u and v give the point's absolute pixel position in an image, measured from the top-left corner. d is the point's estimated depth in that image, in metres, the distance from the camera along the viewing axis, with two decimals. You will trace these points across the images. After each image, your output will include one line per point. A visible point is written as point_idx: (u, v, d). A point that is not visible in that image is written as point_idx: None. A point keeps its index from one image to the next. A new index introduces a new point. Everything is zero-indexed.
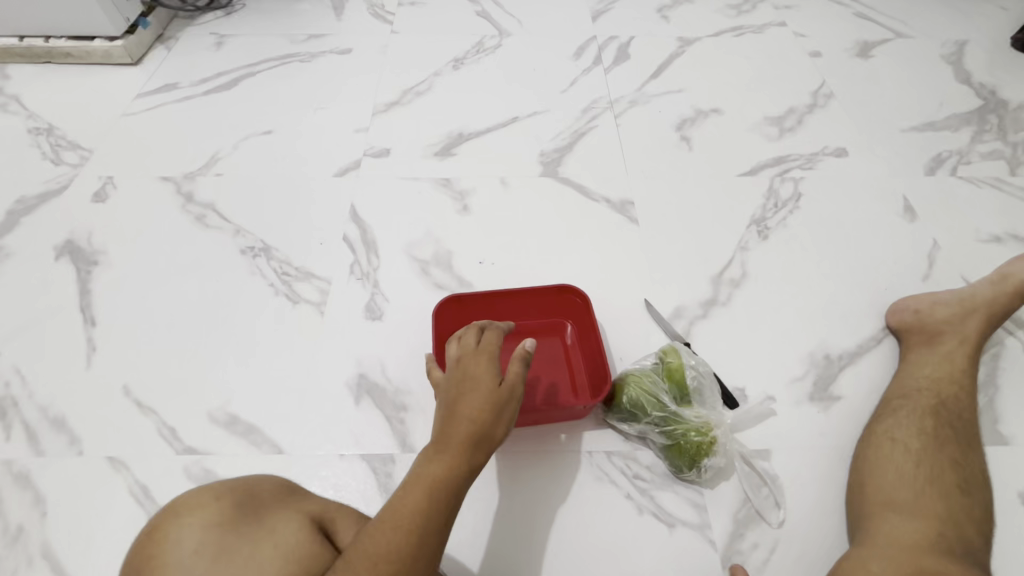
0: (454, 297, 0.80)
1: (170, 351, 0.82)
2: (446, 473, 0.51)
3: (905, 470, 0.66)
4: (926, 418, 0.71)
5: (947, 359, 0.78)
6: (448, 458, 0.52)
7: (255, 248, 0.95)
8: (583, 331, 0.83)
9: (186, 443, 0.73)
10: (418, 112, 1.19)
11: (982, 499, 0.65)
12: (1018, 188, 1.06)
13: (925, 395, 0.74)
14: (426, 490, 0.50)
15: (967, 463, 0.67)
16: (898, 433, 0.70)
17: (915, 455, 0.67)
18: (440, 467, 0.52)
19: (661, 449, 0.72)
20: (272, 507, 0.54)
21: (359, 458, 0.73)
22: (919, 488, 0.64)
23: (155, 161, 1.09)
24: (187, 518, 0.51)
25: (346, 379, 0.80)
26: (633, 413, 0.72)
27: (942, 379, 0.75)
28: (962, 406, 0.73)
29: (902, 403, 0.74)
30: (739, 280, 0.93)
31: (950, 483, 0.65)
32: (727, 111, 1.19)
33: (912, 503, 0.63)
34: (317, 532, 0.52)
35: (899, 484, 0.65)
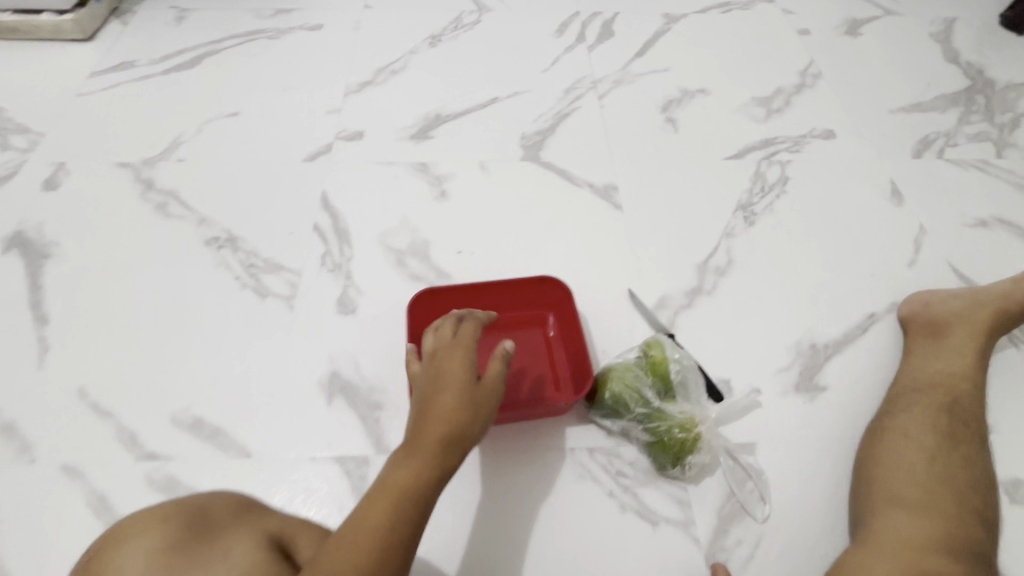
0: (430, 291, 0.77)
1: (130, 350, 0.78)
2: (416, 474, 0.50)
3: (915, 466, 0.66)
4: (940, 415, 0.70)
5: (947, 353, 0.77)
6: (420, 458, 0.51)
7: (221, 239, 0.90)
8: (565, 322, 0.80)
9: (147, 449, 0.69)
10: (392, 93, 1.13)
11: (990, 500, 0.65)
12: (1004, 170, 1.05)
13: (936, 392, 0.73)
14: (394, 495, 0.49)
15: (977, 462, 0.67)
16: (911, 428, 0.70)
17: (929, 452, 0.66)
18: (410, 468, 0.50)
19: (644, 445, 0.71)
20: (224, 526, 0.53)
21: (333, 460, 0.70)
22: (931, 487, 0.63)
23: (110, 145, 1.02)
24: (132, 542, 0.50)
25: (318, 377, 0.76)
26: (616, 409, 0.70)
27: (951, 374, 0.74)
28: (975, 404, 0.72)
29: (914, 399, 0.73)
30: (724, 268, 0.91)
31: (960, 484, 0.64)
32: (714, 92, 1.15)
33: (923, 501, 0.62)
34: (273, 551, 0.51)
35: (909, 481, 0.65)
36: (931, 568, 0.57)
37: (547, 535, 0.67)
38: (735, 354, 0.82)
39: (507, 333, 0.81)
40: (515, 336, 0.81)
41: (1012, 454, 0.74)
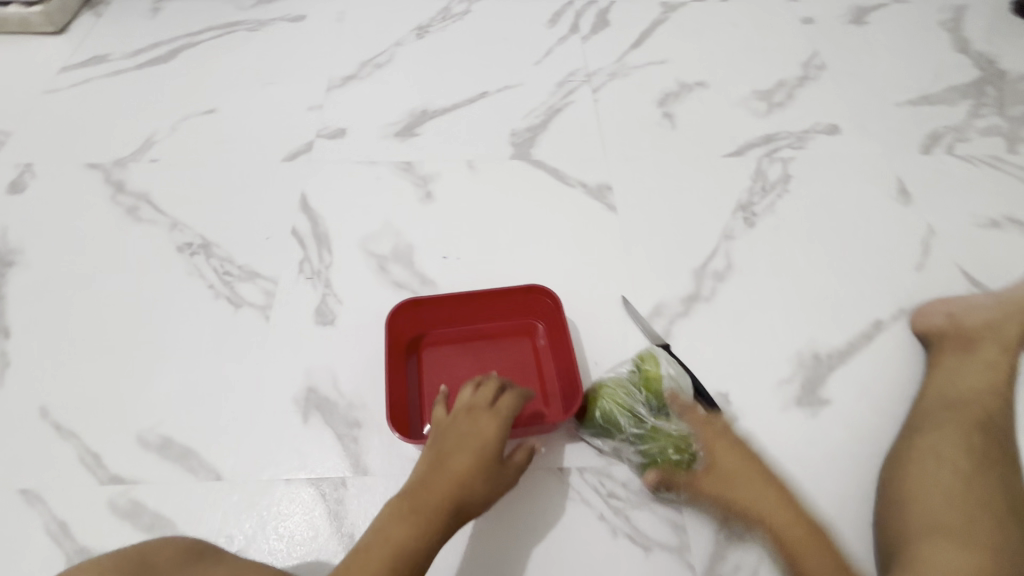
0: (412, 301, 0.73)
1: (96, 367, 0.74)
2: (413, 538, 0.54)
3: (952, 490, 0.62)
4: (972, 434, 0.67)
5: (972, 368, 0.74)
6: (421, 521, 0.56)
7: (194, 245, 0.86)
8: (555, 331, 0.76)
9: (111, 471, 0.66)
10: (376, 87, 1.08)
11: None
12: (1016, 166, 1.00)
13: (970, 410, 0.69)
14: (389, 551, 0.53)
15: (1015, 484, 0.64)
16: (942, 447, 0.66)
17: (962, 473, 0.63)
18: (409, 528, 0.55)
19: (635, 467, 0.68)
20: None
21: (308, 483, 0.66)
22: (969, 512, 0.61)
23: (79, 144, 0.97)
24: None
25: (294, 393, 0.72)
26: (607, 429, 0.67)
27: (978, 390, 0.71)
28: (1004, 421, 0.69)
29: (948, 417, 0.70)
30: (723, 272, 0.87)
31: (1000, 508, 0.61)
32: (713, 85, 1.10)
33: (962, 529, 0.59)
34: None
35: (948, 508, 0.61)
36: None
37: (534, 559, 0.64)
38: (734, 366, 0.78)
39: (494, 343, 0.77)
40: (502, 346, 0.77)
41: None
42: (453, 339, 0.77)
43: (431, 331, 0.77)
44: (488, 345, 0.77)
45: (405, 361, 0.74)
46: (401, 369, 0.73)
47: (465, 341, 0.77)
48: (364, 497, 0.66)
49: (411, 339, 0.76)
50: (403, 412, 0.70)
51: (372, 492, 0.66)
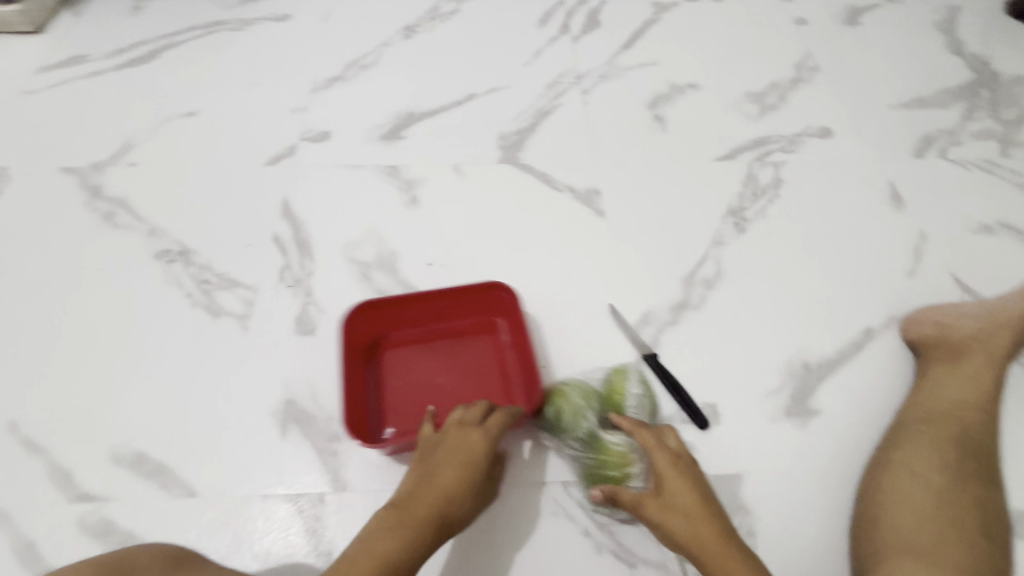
0: (368, 303, 0.71)
1: (70, 380, 0.72)
2: (397, 554, 0.54)
3: (924, 509, 0.62)
4: (949, 449, 0.67)
5: (957, 380, 0.73)
6: (406, 536, 0.55)
7: (172, 252, 0.84)
8: (515, 327, 0.74)
9: (83, 488, 0.65)
10: (362, 89, 1.05)
11: (1003, 542, 0.62)
12: (1009, 171, 0.99)
13: (950, 423, 0.69)
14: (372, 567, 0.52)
15: (989, 502, 0.64)
16: (917, 464, 0.66)
17: (936, 492, 0.63)
18: (394, 543, 0.54)
19: (574, 471, 0.67)
20: None
21: (285, 498, 0.65)
22: (941, 532, 0.60)
23: (55, 147, 0.95)
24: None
25: (272, 406, 0.71)
26: (555, 427, 0.68)
27: (961, 403, 0.71)
28: (984, 435, 0.69)
29: (923, 429, 0.69)
30: (712, 280, 0.85)
31: (971, 527, 0.61)
32: (705, 88, 1.08)
33: (933, 550, 0.59)
34: None
35: (921, 528, 0.61)
36: None
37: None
38: (723, 376, 0.77)
39: (456, 342, 0.75)
40: (464, 346, 0.75)
41: (1018, 483, 0.69)
42: (414, 340, 0.75)
43: (390, 333, 0.75)
44: (450, 345, 0.75)
45: (364, 366, 0.73)
46: (359, 374, 0.72)
47: (425, 342, 0.75)
48: (342, 513, 0.64)
49: (370, 342, 0.74)
50: (363, 419, 0.69)
51: (351, 508, 0.64)
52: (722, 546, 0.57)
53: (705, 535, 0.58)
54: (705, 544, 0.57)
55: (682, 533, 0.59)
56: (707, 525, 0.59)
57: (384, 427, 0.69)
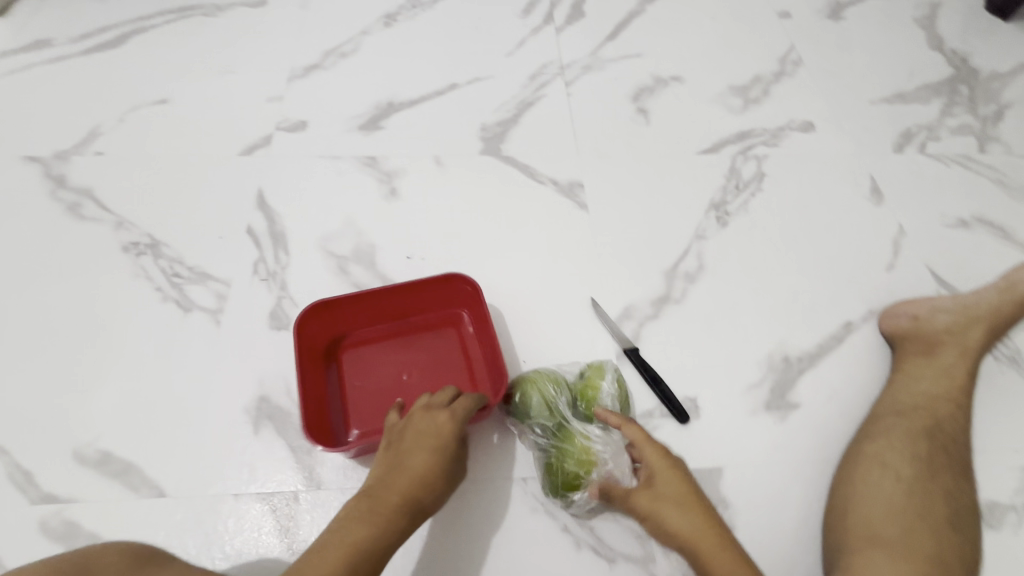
0: (320, 304, 0.69)
1: (32, 378, 0.70)
2: (368, 540, 0.52)
3: (894, 502, 0.63)
4: (919, 441, 0.67)
5: (931, 373, 0.73)
6: (377, 523, 0.53)
7: (141, 245, 0.81)
8: (479, 318, 0.73)
9: (44, 489, 0.62)
10: (341, 78, 1.03)
11: (971, 532, 0.62)
12: (986, 166, 1.00)
13: (918, 415, 0.69)
14: (344, 554, 0.50)
15: (958, 493, 0.64)
16: (888, 456, 0.66)
17: (906, 484, 0.63)
18: (366, 530, 0.52)
19: (537, 459, 0.66)
20: None
21: (257, 498, 0.63)
22: (908, 524, 0.61)
23: (17, 135, 0.91)
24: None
25: (244, 402, 0.69)
26: (520, 414, 0.66)
27: (934, 396, 0.71)
28: (956, 427, 0.69)
29: (895, 423, 0.69)
30: (694, 273, 0.85)
31: (939, 519, 0.62)
32: (688, 80, 1.08)
33: (900, 542, 0.60)
34: None
35: (889, 521, 0.61)
36: None
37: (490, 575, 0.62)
38: (704, 370, 0.77)
39: (420, 338, 0.74)
40: (427, 341, 0.74)
41: (989, 474, 0.70)
42: (376, 338, 0.74)
43: (351, 333, 0.73)
44: (414, 342, 0.74)
45: (323, 369, 0.71)
46: (319, 377, 0.70)
47: (389, 342, 0.74)
48: (316, 512, 0.63)
49: (331, 342, 0.72)
50: (325, 424, 0.67)
51: (324, 506, 0.63)
52: (727, 547, 0.56)
53: (708, 534, 0.58)
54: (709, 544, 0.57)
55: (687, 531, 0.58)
56: (709, 524, 0.59)
57: (349, 430, 0.68)
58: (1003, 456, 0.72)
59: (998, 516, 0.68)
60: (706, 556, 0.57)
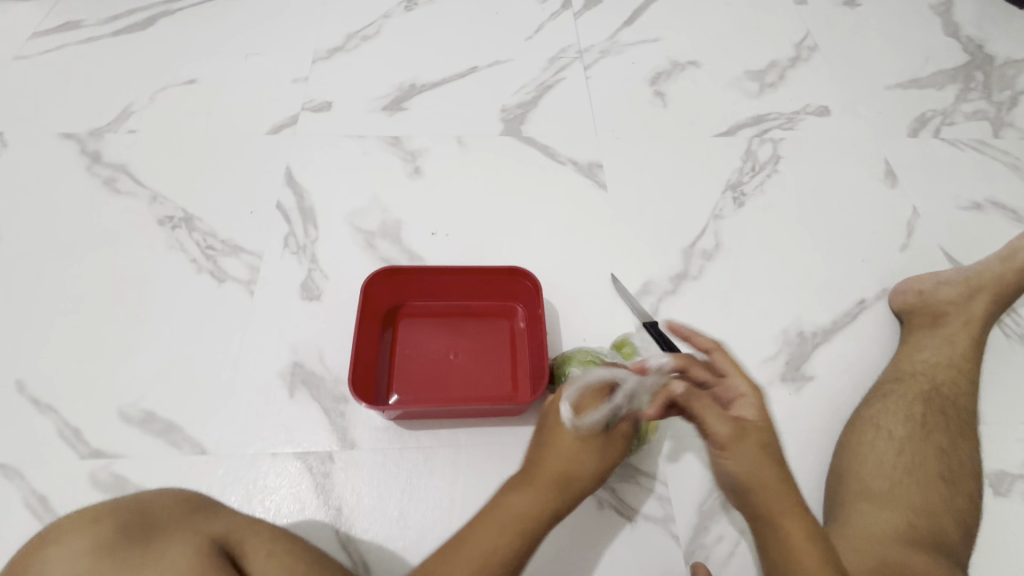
0: (391, 269, 0.73)
1: (75, 343, 0.73)
2: (538, 517, 0.51)
3: (887, 459, 0.65)
4: (916, 404, 0.69)
5: (938, 343, 0.75)
6: (547, 503, 0.52)
7: (175, 218, 0.84)
8: (533, 316, 0.75)
9: (91, 446, 0.66)
10: (363, 60, 1.05)
11: (968, 489, 0.64)
12: (1000, 151, 1.01)
13: (920, 380, 0.72)
14: (515, 529, 0.49)
15: (953, 451, 0.66)
16: (882, 419, 0.69)
17: (898, 443, 0.66)
18: (537, 508, 0.51)
19: None
20: (169, 526, 0.47)
21: (294, 456, 0.66)
22: (896, 478, 0.63)
23: (53, 113, 0.94)
24: (59, 545, 0.45)
25: (279, 368, 0.72)
26: None
27: (937, 364, 0.73)
28: (959, 393, 0.71)
29: (895, 389, 0.72)
30: (711, 251, 0.87)
31: (930, 472, 0.63)
32: (705, 65, 1.09)
33: (888, 494, 0.62)
34: (216, 556, 0.45)
35: (879, 476, 0.64)
36: (891, 559, 0.56)
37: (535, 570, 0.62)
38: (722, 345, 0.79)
39: (473, 322, 0.77)
40: (480, 327, 0.76)
41: (998, 445, 0.72)
42: (432, 313, 0.77)
43: (408, 303, 0.76)
44: (466, 323, 0.76)
45: (379, 332, 0.74)
46: (374, 339, 0.73)
47: (444, 317, 0.77)
48: (350, 470, 0.66)
49: (388, 308, 0.76)
50: (370, 382, 0.70)
51: (358, 466, 0.66)
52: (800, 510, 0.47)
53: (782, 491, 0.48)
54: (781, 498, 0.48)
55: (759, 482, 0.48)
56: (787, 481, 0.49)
57: (390, 393, 0.70)
58: (1009, 427, 0.74)
59: (1007, 485, 0.70)
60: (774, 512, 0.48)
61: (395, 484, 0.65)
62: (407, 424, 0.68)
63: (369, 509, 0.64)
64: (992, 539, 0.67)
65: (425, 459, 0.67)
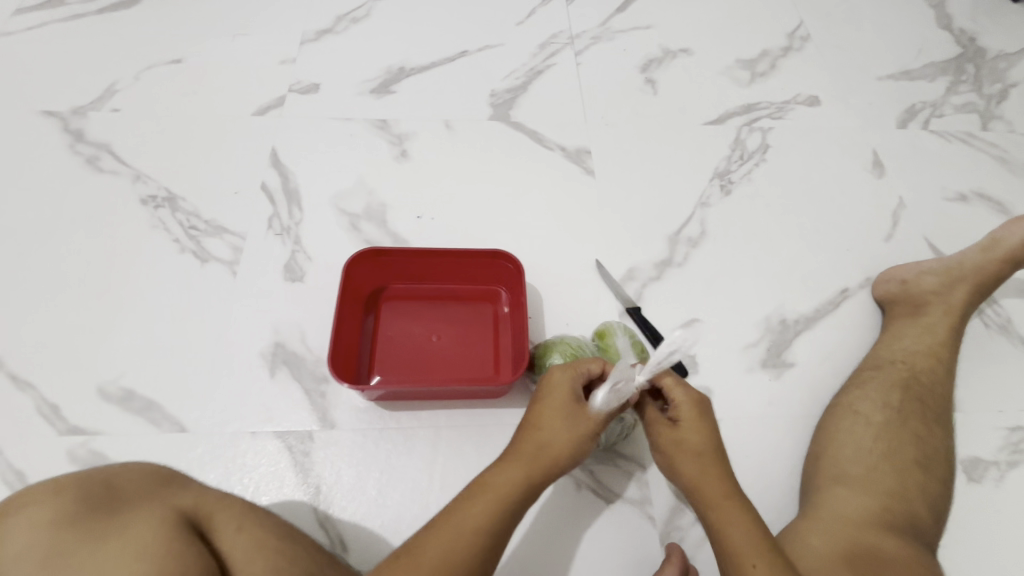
0: (372, 251, 0.72)
1: (54, 320, 0.73)
2: (515, 491, 0.49)
3: (864, 445, 0.65)
4: (895, 391, 0.70)
5: (917, 331, 0.76)
6: (525, 478, 0.50)
7: (158, 198, 0.83)
8: (516, 300, 0.75)
9: (70, 423, 0.66)
10: (352, 42, 1.03)
11: (942, 475, 0.64)
12: (988, 144, 1.02)
13: (898, 367, 0.72)
14: (491, 501, 0.48)
15: (929, 438, 0.66)
16: (861, 406, 0.69)
17: (875, 429, 0.66)
18: (515, 482, 0.50)
19: None
20: (135, 498, 0.47)
21: (274, 435, 0.66)
22: (872, 463, 0.64)
23: (35, 90, 0.93)
24: (19, 515, 0.45)
25: (261, 348, 0.72)
26: None
27: (916, 352, 0.74)
28: (936, 380, 0.71)
29: (874, 376, 0.73)
30: (697, 238, 0.87)
31: (907, 459, 0.64)
32: (697, 53, 1.08)
33: (863, 479, 0.63)
34: (182, 526, 0.45)
35: (856, 462, 0.64)
36: (863, 543, 0.57)
37: (519, 554, 0.62)
38: (705, 331, 0.79)
39: (457, 306, 0.77)
40: (463, 311, 0.76)
41: (974, 432, 0.73)
42: (415, 297, 0.77)
43: (392, 285, 0.76)
44: (450, 307, 0.76)
45: (362, 314, 0.74)
46: (356, 321, 0.73)
47: (428, 301, 0.77)
48: (330, 450, 0.66)
49: (371, 290, 0.76)
50: (351, 363, 0.70)
51: (338, 445, 0.66)
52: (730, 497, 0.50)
53: (712, 480, 0.52)
54: (708, 490, 0.51)
55: (691, 476, 0.53)
56: (718, 471, 0.52)
57: (371, 375, 0.70)
58: (985, 415, 0.75)
59: (980, 471, 0.71)
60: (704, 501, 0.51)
61: (374, 462, 0.65)
62: (388, 405, 0.69)
63: (348, 487, 0.64)
64: (964, 524, 0.67)
65: (404, 440, 0.67)
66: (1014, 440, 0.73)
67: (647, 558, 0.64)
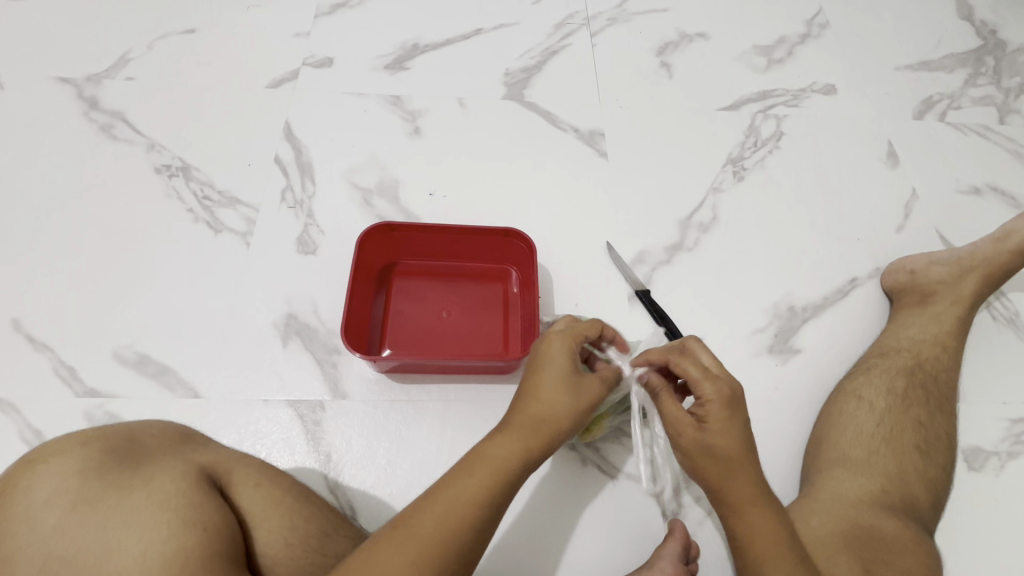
0: (385, 226, 0.73)
1: (68, 287, 0.73)
2: (514, 465, 0.46)
3: (865, 430, 0.66)
4: (898, 378, 0.70)
5: (924, 321, 0.76)
6: (524, 453, 0.47)
7: (172, 167, 0.83)
8: (527, 280, 0.76)
9: (86, 385, 0.67)
10: (367, 17, 1.02)
11: (942, 459, 0.65)
12: (1004, 137, 1.01)
13: (904, 355, 0.73)
14: (488, 476, 0.45)
15: (931, 424, 0.67)
16: (865, 392, 0.70)
17: (878, 415, 0.67)
18: (513, 455, 0.46)
19: None
20: (159, 452, 0.49)
21: (286, 404, 0.67)
22: (874, 447, 0.64)
23: (49, 55, 0.93)
24: (45, 463, 0.46)
25: (273, 319, 0.72)
26: None
27: (921, 340, 0.74)
28: (940, 368, 0.72)
29: (879, 362, 0.73)
30: (708, 224, 0.87)
31: (907, 443, 0.65)
32: (714, 37, 1.07)
33: (864, 462, 0.64)
34: (204, 480, 0.47)
35: (856, 445, 0.65)
36: (861, 523, 0.58)
37: (524, 525, 0.64)
38: (713, 316, 0.80)
39: (467, 284, 0.77)
40: (473, 289, 0.77)
41: (976, 422, 0.74)
42: (426, 273, 0.77)
43: (403, 261, 0.77)
44: (461, 284, 0.77)
45: (374, 289, 0.75)
46: (369, 295, 0.74)
47: (439, 277, 0.77)
48: (341, 420, 0.67)
49: (383, 265, 0.76)
50: (363, 335, 0.71)
51: (349, 415, 0.67)
52: (759, 503, 0.49)
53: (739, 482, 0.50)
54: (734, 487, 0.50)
55: (715, 479, 0.51)
56: (749, 474, 0.50)
57: (382, 347, 0.71)
58: (988, 405, 0.75)
59: (981, 461, 0.72)
60: (727, 501, 0.50)
61: (385, 432, 0.67)
62: (399, 377, 0.70)
63: (359, 456, 0.65)
64: (961, 509, 0.69)
65: (413, 411, 0.68)
66: (1016, 432, 0.74)
67: (648, 533, 0.65)
